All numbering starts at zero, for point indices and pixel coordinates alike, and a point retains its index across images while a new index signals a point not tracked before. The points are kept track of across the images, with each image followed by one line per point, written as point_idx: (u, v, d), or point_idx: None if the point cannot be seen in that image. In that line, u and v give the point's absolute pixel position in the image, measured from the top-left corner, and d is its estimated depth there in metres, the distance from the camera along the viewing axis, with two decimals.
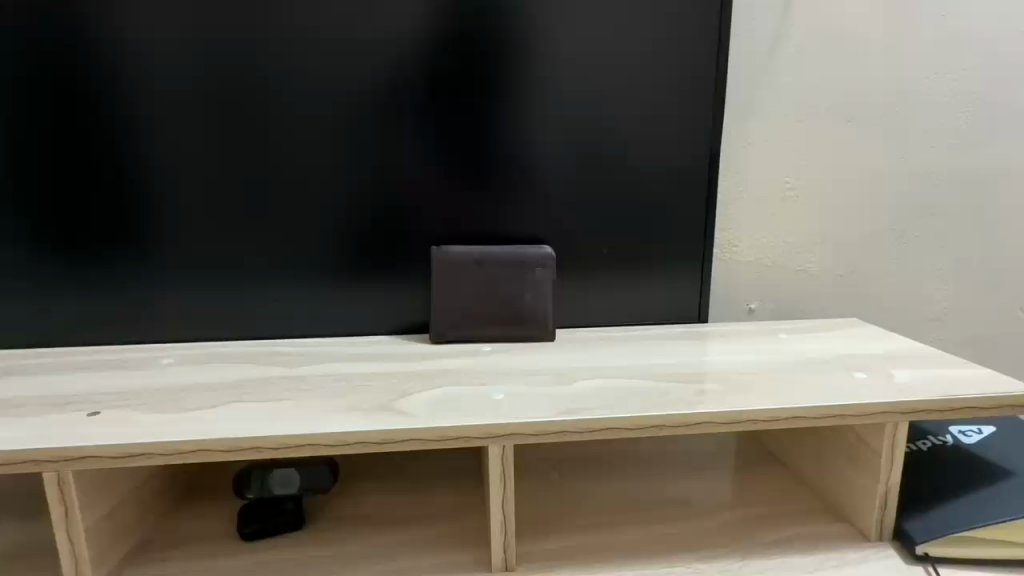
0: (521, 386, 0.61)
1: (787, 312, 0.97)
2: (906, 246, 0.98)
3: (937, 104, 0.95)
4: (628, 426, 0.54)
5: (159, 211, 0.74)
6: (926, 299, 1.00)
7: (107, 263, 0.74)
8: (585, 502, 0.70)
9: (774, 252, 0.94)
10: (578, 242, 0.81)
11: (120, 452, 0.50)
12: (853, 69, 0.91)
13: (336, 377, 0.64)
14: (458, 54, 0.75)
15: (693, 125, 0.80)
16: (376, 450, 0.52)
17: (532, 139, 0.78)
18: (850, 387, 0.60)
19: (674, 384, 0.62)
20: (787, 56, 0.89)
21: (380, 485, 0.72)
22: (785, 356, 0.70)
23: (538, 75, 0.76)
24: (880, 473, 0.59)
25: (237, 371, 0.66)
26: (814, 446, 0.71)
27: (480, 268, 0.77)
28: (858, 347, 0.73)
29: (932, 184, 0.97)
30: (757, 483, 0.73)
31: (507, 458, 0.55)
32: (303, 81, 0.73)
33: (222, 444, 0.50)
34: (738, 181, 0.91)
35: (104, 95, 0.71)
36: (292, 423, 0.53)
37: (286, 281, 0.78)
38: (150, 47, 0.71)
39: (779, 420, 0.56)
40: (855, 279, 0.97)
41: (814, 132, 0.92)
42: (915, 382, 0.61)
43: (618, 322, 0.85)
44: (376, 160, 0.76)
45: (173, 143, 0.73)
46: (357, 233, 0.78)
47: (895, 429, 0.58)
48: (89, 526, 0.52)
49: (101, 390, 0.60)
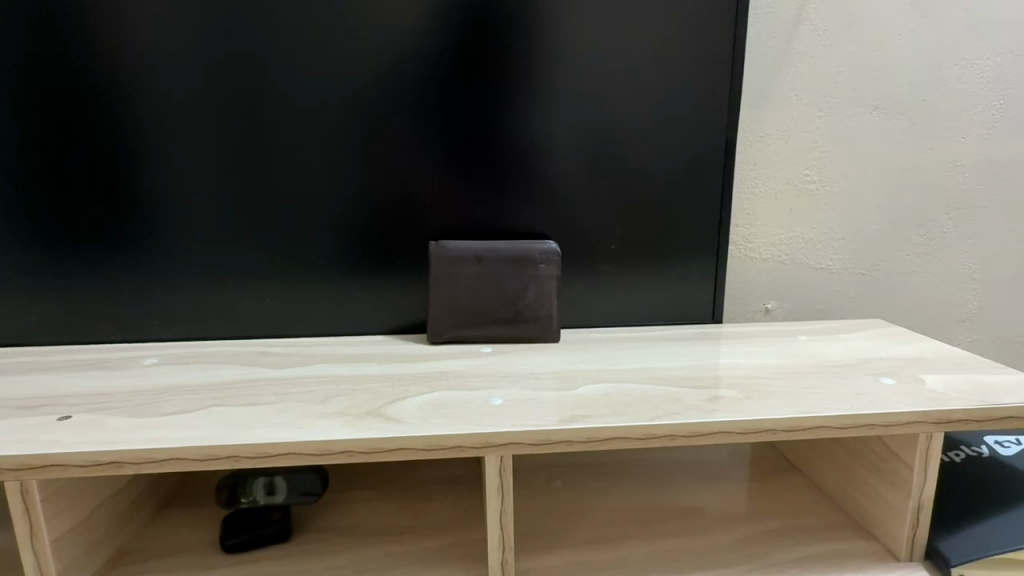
0: (522, 390, 0.57)
1: (806, 312, 0.92)
2: (933, 243, 0.93)
3: (968, 93, 0.89)
4: (636, 436, 0.50)
5: (145, 205, 0.71)
6: (953, 299, 0.95)
7: (92, 259, 0.71)
8: (591, 513, 0.66)
9: (793, 250, 0.90)
10: (586, 238, 0.77)
11: (88, 461, 0.46)
12: (879, 54, 0.86)
13: (326, 380, 0.60)
14: (459, 38, 0.71)
15: (709, 114, 0.76)
16: (364, 460, 0.48)
17: (538, 129, 0.74)
18: (879, 394, 0.55)
19: (686, 389, 0.57)
20: (808, 41, 0.84)
21: (374, 494, 0.69)
22: (805, 359, 0.66)
23: (543, 61, 0.72)
24: (912, 487, 0.55)
25: (221, 372, 0.62)
26: (839, 457, 0.66)
27: (479, 264, 0.73)
28: (883, 350, 0.69)
29: (961, 177, 0.92)
30: (775, 496, 0.69)
31: (506, 470, 0.50)
32: (296, 68, 0.69)
33: (198, 452, 0.47)
34: (755, 174, 0.87)
35: (86, 82, 0.67)
36: (274, 430, 0.49)
37: (278, 279, 0.74)
38: (134, 32, 0.67)
39: (801, 430, 0.52)
40: (878, 278, 0.92)
41: (836, 122, 0.87)
42: (950, 389, 0.57)
43: (627, 322, 0.81)
44: (374, 152, 0.72)
45: (161, 133, 0.69)
46: (354, 228, 0.74)
47: (929, 442, 0.53)
48: (58, 539, 0.49)
49: (76, 392, 0.57)
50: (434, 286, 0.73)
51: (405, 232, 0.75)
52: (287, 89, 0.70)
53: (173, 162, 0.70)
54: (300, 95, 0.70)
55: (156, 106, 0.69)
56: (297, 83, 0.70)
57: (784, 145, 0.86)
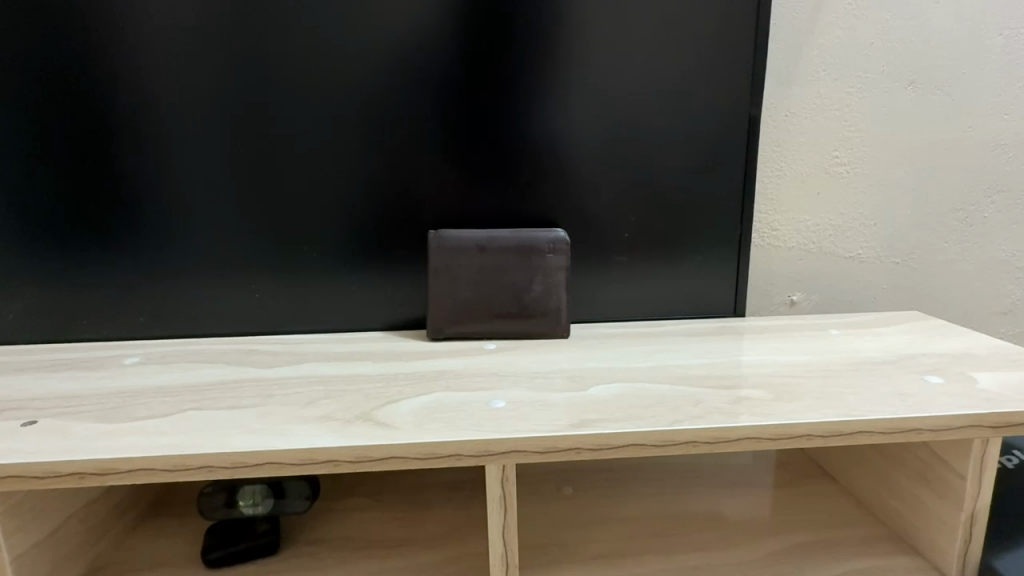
0: (528, 392, 0.52)
1: (835, 305, 0.86)
2: (971, 229, 0.86)
3: (1012, 65, 0.83)
4: (654, 443, 0.45)
5: (128, 193, 0.66)
6: (993, 289, 0.89)
7: (74, 252, 0.67)
8: (604, 525, 0.60)
9: (821, 237, 0.84)
10: (600, 226, 0.72)
11: (47, 472, 0.42)
12: (915, 24, 0.79)
13: (314, 381, 0.55)
14: (459, 9, 0.65)
15: (732, 88, 0.70)
16: (351, 469, 0.44)
17: (546, 109, 0.68)
18: (926, 395, 0.50)
19: (708, 390, 0.52)
20: (838, 11, 0.78)
21: (371, 503, 0.64)
22: (839, 356, 0.60)
23: (551, 35, 0.67)
24: (963, 498, 0.49)
25: (204, 373, 0.58)
26: (880, 464, 0.60)
27: (482, 254, 0.68)
28: (925, 345, 0.63)
29: (1003, 157, 0.85)
30: (805, 506, 0.63)
31: (508, 479, 0.46)
32: (284, 45, 0.64)
33: (167, 463, 0.42)
34: (779, 157, 0.81)
35: (61, 61, 0.63)
36: (251, 437, 0.44)
37: (268, 273, 0.70)
38: (114, 9, 0.62)
39: (840, 435, 0.46)
40: (912, 267, 0.86)
41: (868, 99, 0.80)
42: (1005, 388, 0.51)
43: (643, 317, 0.75)
44: (370, 134, 0.67)
45: (143, 115, 0.65)
46: (349, 217, 0.69)
47: (983, 448, 0.48)
48: (20, 556, 0.45)
49: (45, 395, 0.53)
50: (434, 278, 0.68)
51: (405, 221, 0.70)
52: (277, 67, 0.65)
53: (157, 146, 0.65)
54: (291, 75, 0.65)
55: (137, 86, 0.64)
56: (287, 61, 0.65)
57: (811, 124, 0.80)
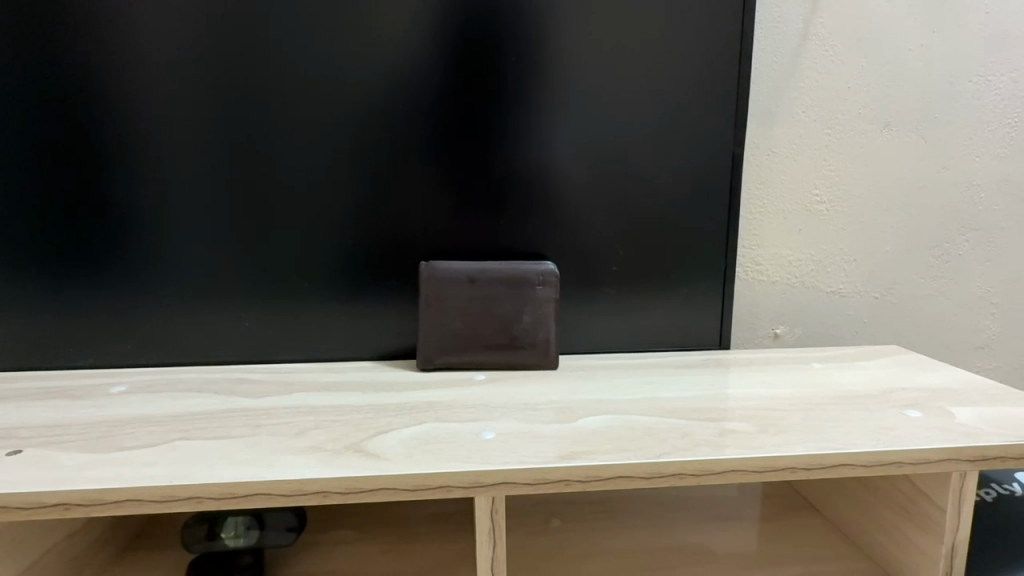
0: (517, 423, 0.53)
1: (817, 338, 0.88)
2: (949, 264, 0.89)
3: (982, 110, 0.87)
4: (642, 475, 0.46)
5: (122, 221, 0.67)
6: (970, 324, 0.92)
7: (61, 279, 0.67)
8: (591, 558, 0.60)
9: (804, 271, 0.86)
10: (590, 258, 0.73)
11: (31, 502, 0.41)
12: (890, 69, 0.83)
13: (302, 411, 0.55)
14: (455, 49, 0.68)
15: (716, 128, 0.72)
16: (340, 501, 0.44)
17: (537, 145, 0.70)
18: (907, 429, 0.51)
19: (694, 422, 0.53)
20: (816, 56, 0.81)
21: (357, 536, 0.64)
22: (822, 390, 0.61)
23: (543, 75, 0.69)
24: (944, 531, 0.50)
25: (193, 402, 0.57)
26: (863, 497, 0.61)
27: (472, 285, 0.69)
28: (905, 379, 0.64)
29: (976, 196, 0.89)
30: (791, 540, 0.64)
31: (498, 511, 0.46)
32: (284, 80, 0.66)
33: (155, 493, 0.42)
34: (763, 193, 0.83)
35: (60, 89, 0.64)
36: (240, 468, 0.44)
37: (258, 301, 0.70)
38: (122, 45, 0.64)
39: (823, 469, 0.47)
40: (892, 302, 0.88)
41: (847, 140, 0.84)
42: (981, 422, 0.52)
43: (632, 349, 0.76)
44: (364, 165, 0.68)
45: (142, 146, 0.66)
46: (341, 248, 0.70)
47: (962, 482, 0.49)
48: None
49: (28, 424, 0.52)
50: (425, 308, 0.68)
51: (397, 251, 0.71)
52: (275, 99, 0.66)
53: (151, 175, 0.66)
54: (289, 109, 0.67)
55: (136, 116, 0.65)
56: (285, 95, 0.66)
57: (793, 162, 0.83)
